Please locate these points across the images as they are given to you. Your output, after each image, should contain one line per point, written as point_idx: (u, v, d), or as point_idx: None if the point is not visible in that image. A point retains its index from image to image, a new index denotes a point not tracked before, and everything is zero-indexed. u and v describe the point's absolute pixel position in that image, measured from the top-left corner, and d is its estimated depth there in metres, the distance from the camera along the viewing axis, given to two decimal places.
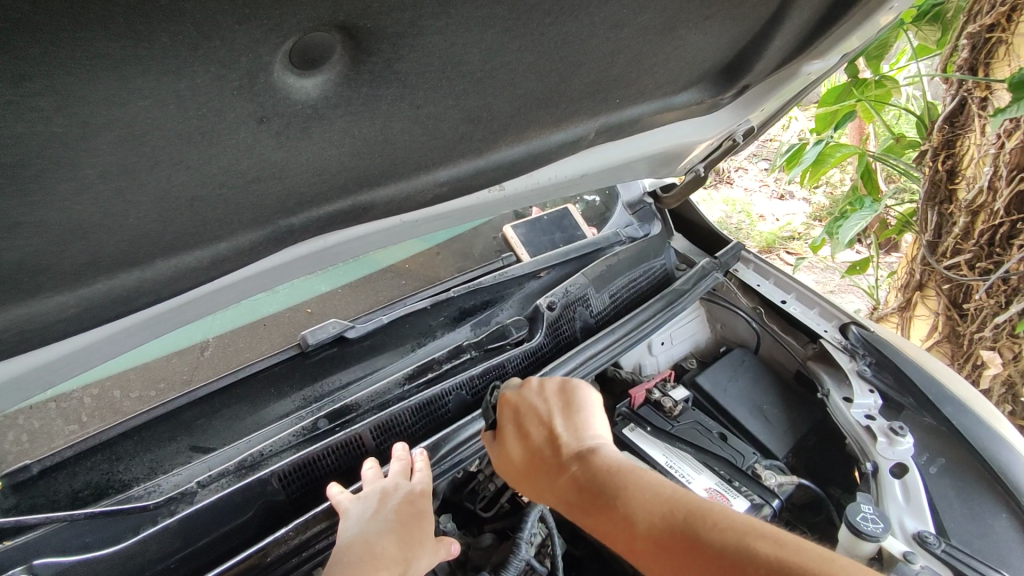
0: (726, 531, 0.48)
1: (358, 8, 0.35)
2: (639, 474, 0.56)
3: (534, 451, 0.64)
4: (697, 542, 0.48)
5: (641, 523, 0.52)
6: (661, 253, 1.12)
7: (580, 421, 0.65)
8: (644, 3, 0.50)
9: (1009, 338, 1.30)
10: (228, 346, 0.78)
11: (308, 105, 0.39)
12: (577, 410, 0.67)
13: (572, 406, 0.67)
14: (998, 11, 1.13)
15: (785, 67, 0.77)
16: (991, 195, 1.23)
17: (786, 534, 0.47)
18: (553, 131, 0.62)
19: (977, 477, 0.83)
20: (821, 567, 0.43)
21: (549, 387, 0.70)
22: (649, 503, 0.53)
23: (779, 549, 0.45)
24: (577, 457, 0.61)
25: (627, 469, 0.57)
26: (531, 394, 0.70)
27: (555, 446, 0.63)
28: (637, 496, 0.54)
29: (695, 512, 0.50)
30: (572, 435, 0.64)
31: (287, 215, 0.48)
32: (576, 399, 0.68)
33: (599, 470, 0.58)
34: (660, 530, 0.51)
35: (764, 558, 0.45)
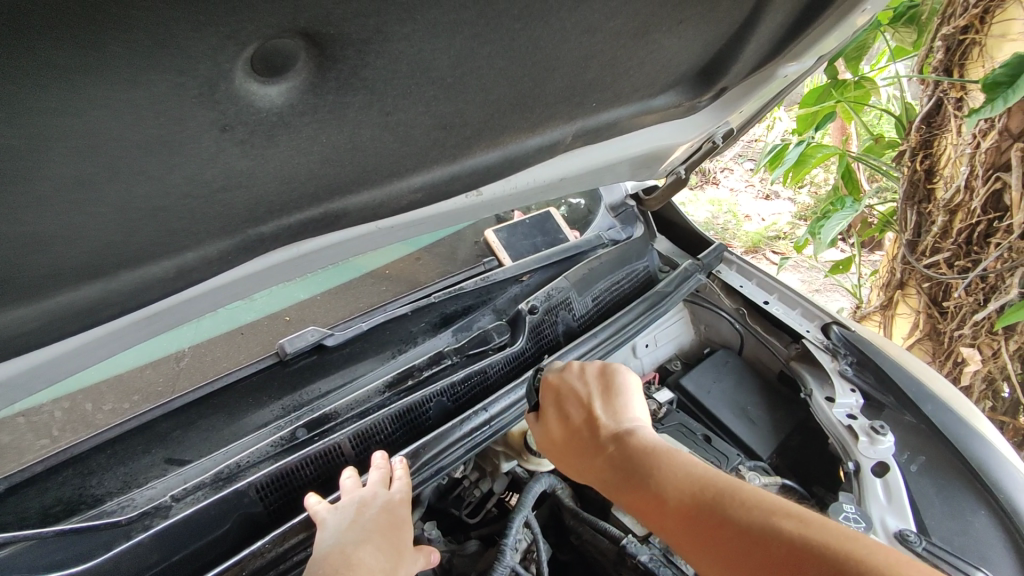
0: (753, 509, 0.52)
1: (320, 14, 0.35)
2: (672, 455, 0.61)
3: (573, 431, 0.69)
4: (725, 518, 0.52)
5: (673, 499, 0.57)
6: (644, 255, 1.12)
7: (617, 404, 0.70)
8: (615, 7, 0.50)
9: (989, 335, 1.31)
10: (205, 356, 0.77)
11: (273, 112, 0.39)
12: (615, 393, 0.72)
13: (609, 389, 0.73)
14: (971, 13, 1.15)
15: (762, 69, 0.77)
16: (968, 194, 1.25)
17: (810, 515, 0.51)
18: (529, 136, 0.61)
19: (957, 474, 0.83)
20: (842, 545, 0.47)
21: (589, 372, 0.75)
22: (681, 482, 0.58)
23: (802, 528, 0.49)
24: (613, 437, 0.66)
25: (660, 451, 0.62)
26: (571, 376, 0.75)
27: (591, 427, 0.68)
28: (670, 476, 0.59)
29: (725, 492, 0.55)
30: (608, 417, 0.69)
31: (256, 225, 0.47)
32: (613, 383, 0.73)
33: (633, 450, 0.63)
34: (691, 507, 0.55)
35: (787, 535, 0.49)
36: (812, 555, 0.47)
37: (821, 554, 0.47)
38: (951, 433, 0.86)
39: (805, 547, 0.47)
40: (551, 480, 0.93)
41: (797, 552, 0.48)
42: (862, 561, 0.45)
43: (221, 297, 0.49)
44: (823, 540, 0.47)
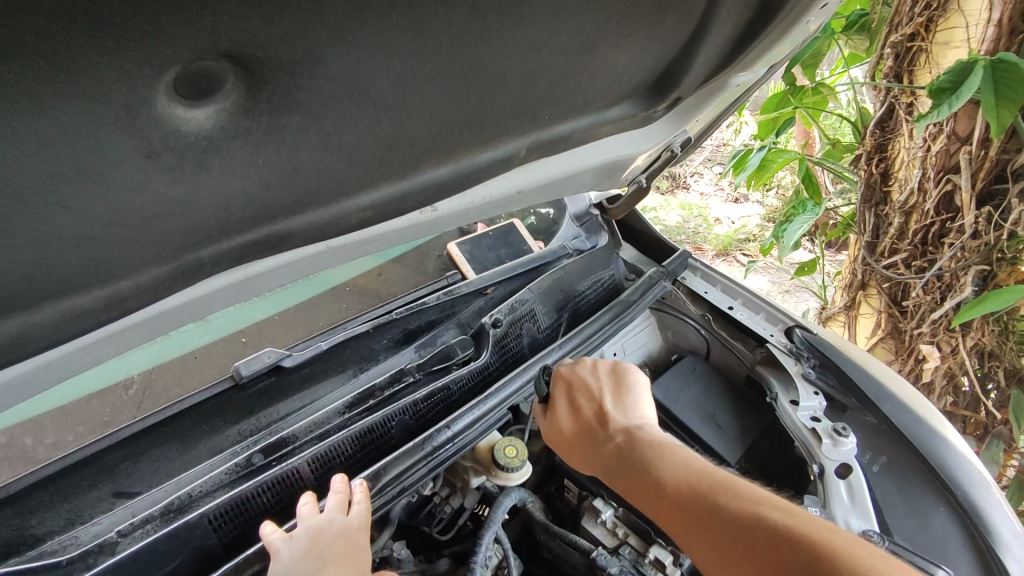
0: (745, 501, 0.58)
1: (244, 37, 0.34)
2: (674, 450, 0.67)
3: (582, 422, 0.74)
4: (718, 505, 0.58)
5: (672, 487, 0.62)
6: (609, 264, 1.12)
7: (627, 401, 0.76)
8: (558, 23, 0.50)
9: (947, 333, 1.35)
10: (156, 382, 0.74)
11: (201, 137, 0.38)
12: (625, 391, 0.77)
13: (620, 387, 0.78)
14: (917, 21, 1.19)
15: (714, 80, 0.77)
16: (921, 196, 1.28)
17: (796, 509, 0.57)
18: (481, 151, 0.60)
19: (918, 473, 0.85)
20: (820, 535, 0.52)
21: (601, 366, 0.80)
22: (681, 474, 0.63)
23: (788, 518, 0.55)
24: (622, 429, 0.71)
25: (663, 446, 0.68)
26: (584, 371, 0.80)
27: (601, 420, 0.73)
28: (672, 466, 0.64)
29: (721, 484, 0.60)
30: (618, 412, 0.74)
31: (191, 250, 0.45)
32: (624, 381, 0.78)
33: (640, 443, 0.68)
34: (689, 494, 0.61)
35: (774, 522, 0.55)
36: (794, 541, 0.52)
37: (801, 539, 0.52)
38: (912, 432, 0.88)
39: (788, 534, 0.53)
40: (521, 494, 0.92)
41: (780, 540, 0.53)
42: (838, 548, 0.51)
43: (162, 324, 0.47)
44: (804, 530, 0.53)
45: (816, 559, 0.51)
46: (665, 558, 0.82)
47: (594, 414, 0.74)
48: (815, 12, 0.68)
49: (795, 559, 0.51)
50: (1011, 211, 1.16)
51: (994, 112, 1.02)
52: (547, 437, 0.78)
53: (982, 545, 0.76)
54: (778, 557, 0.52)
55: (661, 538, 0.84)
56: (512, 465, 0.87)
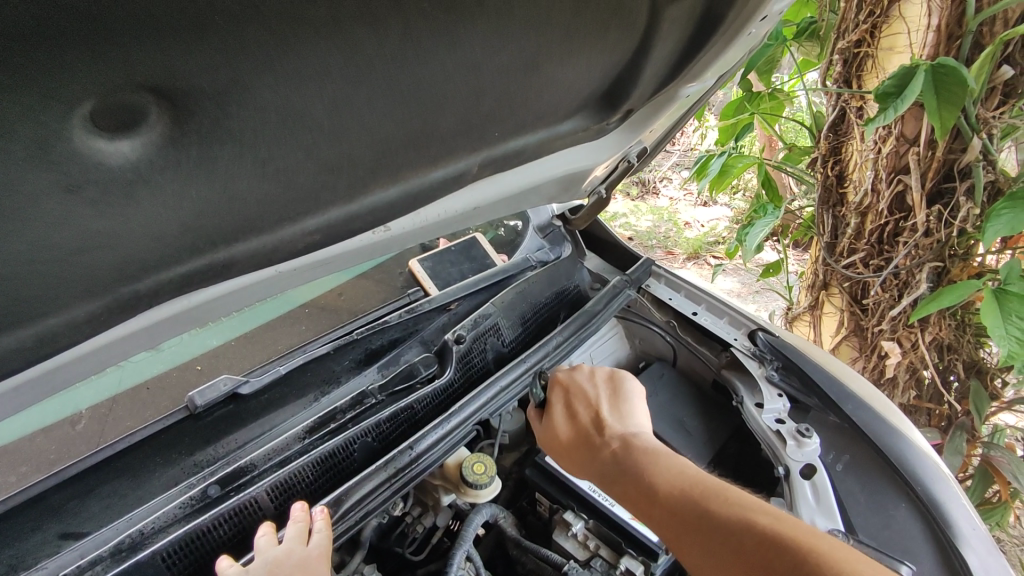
0: (734, 507, 0.58)
1: (158, 65, 0.35)
2: (667, 456, 0.67)
3: (579, 428, 0.74)
4: (709, 512, 0.58)
5: (665, 492, 0.62)
6: (573, 275, 1.13)
7: (623, 408, 0.76)
8: (495, 42, 0.51)
9: (906, 328, 1.38)
10: (105, 416, 0.72)
11: (128, 170, 0.38)
12: (621, 399, 0.77)
13: (616, 395, 0.78)
14: (862, 28, 1.23)
15: (663, 92, 0.78)
16: (875, 196, 1.32)
17: (784, 514, 0.57)
18: (431, 170, 0.60)
19: (879, 470, 0.86)
20: (807, 540, 0.53)
21: (598, 373, 0.80)
22: (674, 480, 0.63)
23: (777, 523, 0.55)
24: (618, 436, 0.71)
25: (657, 452, 0.68)
26: (581, 378, 0.80)
27: (598, 426, 0.73)
28: (667, 472, 0.64)
29: (713, 491, 0.61)
30: (614, 419, 0.74)
31: (125, 283, 0.43)
32: (620, 390, 0.79)
33: (635, 449, 0.68)
34: (681, 499, 0.61)
35: (764, 529, 0.55)
36: (783, 546, 0.53)
37: (789, 544, 0.53)
38: (873, 430, 0.90)
39: (777, 539, 0.54)
40: (492, 510, 0.92)
41: (769, 545, 0.54)
42: (826, 553, 0.51)
43: (99, 358, 0.45)
44: (791, 535, 0.54)
45: (801, 564, 0.51)
46: (636, 569, 0.81)
47: (591, 420, 0.75)
48: (756, 25, 0.70)
49: (783, 566, 0.52)
50: (959, 209, 1.21)
51: (937, 114, 1.05)
52: (543, 443, 0.77)
53: (942, 539, 0.77)
54: (767, 564, 0.53)
55: (632, 548, 0.84)
56: (480, 482, 0.86)
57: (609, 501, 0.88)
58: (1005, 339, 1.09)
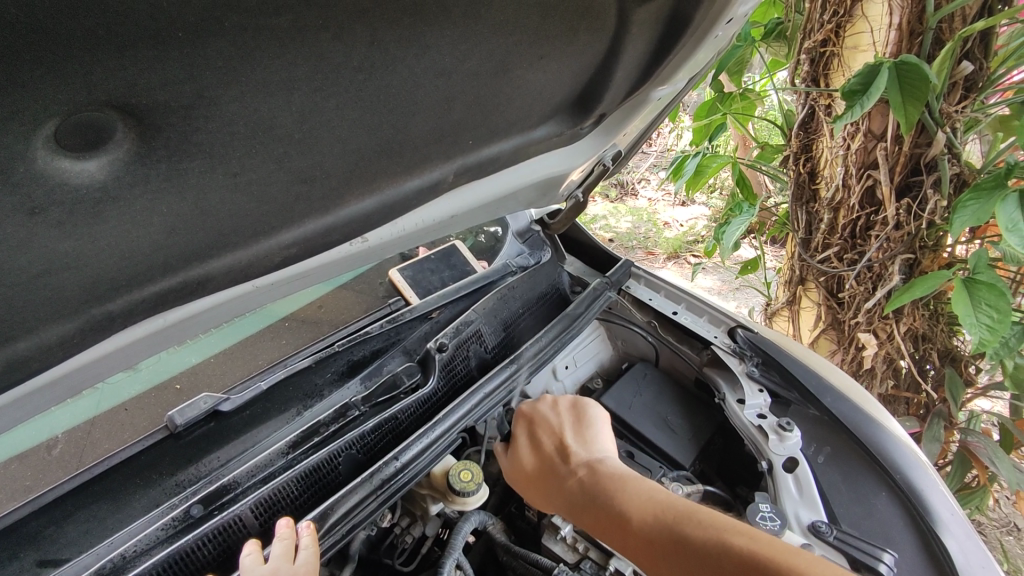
0: (707, 528, 0.59)
1: (119, 81, 0.34)
2: (634, 481, 0.69)
3: (545, 459, 0.77)
4: (682, 534, 0.60)
5: (637, 518, 0.64)
6: (553, 279, 1.13)
7: (587, 435, 0.79)
8: (464, 49, 0.52)
9: (881, 320, 1.41)
10: (82, 441, 0.70)
11: (94, 188, 0.38)
12: (585, 426, 0.81)
13: (580, 422, 0.81)
14: (827, 28, 1.25)
15: (635, 95, 0.78)
16: (846, 191, 1.34)
17: (757, 532, 0.58)
18: (406, 178, 0.60)
19: (860, 460, 0.88)
20: (783, 557, 0.54)
21: (561, 404, 0.84)
22: (645, 505, 0.65)
23: (751, 541, 0.56)
24: (584, 463, 0.73)
25: (624, 477, 0.70)
26: (545, 409, 0.84)
27: (564, 456, 0.76)
28: (634, 497, 0.66)
29: (683, 512, 0.62)
30: (578, 446, 0.77)
31: (97, 304, 0.43)
32: (584, 417, 0.82)
33: (600, 475, 0.71)
34: (652, 523, 0.62)
35: (738, 548, 0.56)
36: (756, 564, 0.54)
37: (764, 563, 0.53)
38: (852, 422, 0.91)
39: (752, 559, 0.54)
40: (481, 517, 0.91)
41: (744, 564, 0.54)
42: (803, 568, 0.52)
43: (71, 382, 0.45)
44: (766, 552, 0.54)
45: None
46: (625, 568, 0.81)
47: (556, 449, 0.77)
48: (722, 26, 0.70)
49: None
50: (927, 202, 1.24)
51: (903, 111, 1.08)
52: (512, 477, 0.80)
53: (924, 530, 0.78)
54: None
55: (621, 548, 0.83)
56: (467, 489, 0.85)
57: None
58: (976, 327, 1.12)
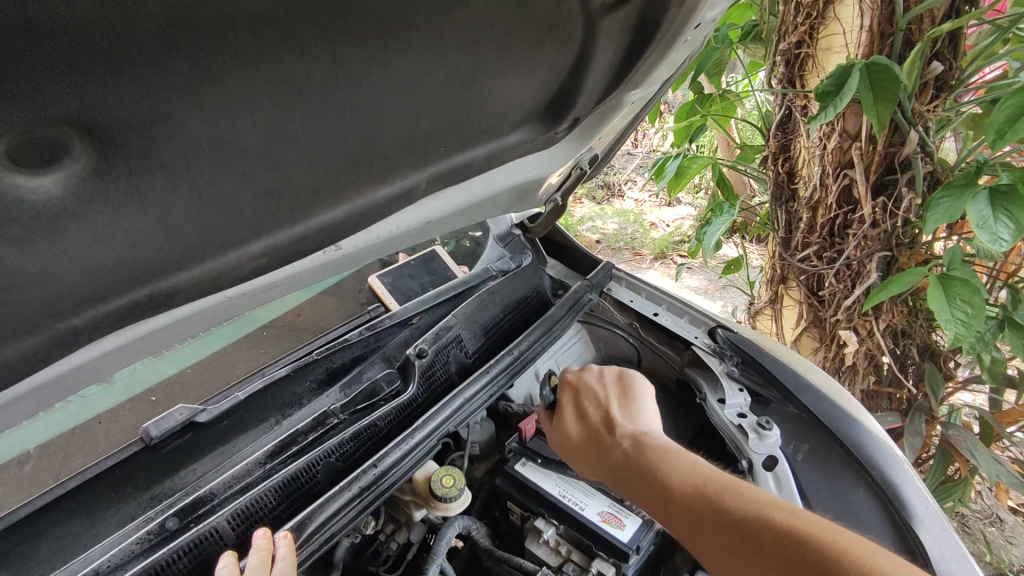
0: (748, 502, 0.60)
1: (75, 99, 0.34)
2: (679, 455, 0.70)
3: (590, 429, 0.78)
4: (723, 506, 0.61)
5: (679, 489, 0.65)
6: (535, 282, 1.14)
7: (632, 407, 0.80)
8: (430, 62, 0.52)
9: (861, 317, 1.43)
10: (55, 455, 0.70)
11: (52, 205, 0.37)
12: (631, 399, 0.82)
13: (626, 394, 0.82)
14: (801, 30, 1.27)
15: (608, 100, 0.79)
16: (824, 190, 1.36)
17: (797, 509, 0.59)
18: (378, 187, 0.61)
19: (837, 457, 0.89)
20: (822, 533, 0.55)
21: (606, 375, 0.85)
22: (689, 476, 0.66)
23: (790, 517, 0.58)
24: (629, 434, 0.74)
25: (669, 450, 0.71)
26: (590, 379, 0.85)
27: (609, 426, 0.77)
28: (679, 469, 0.67)
29: (725, 487, 0.63)
30: (624, 418, 0.78)
31: (60, 320, 0.43)
32: (629, 390, 0.83)
33: (646, 446, 0.72)
34: (695, 495, 0.64)
35: (778, 523, 0.57)
36: (796, 537, 0.55)
37: (803, 539, 0.55)
38: (830, 419, 0.92)
39: (792, 534, 0.56)
40: (464, 522, 0.91)
41: (784, 539, 0.56)
42: (842, 546, 0.53)
43: (37, 398, 0.45)
44: (805, 528, 0.56)
45: (817, 556, 0.53)
46: (608, 571, 0.81)
47: (601, 420, 0.79)
48: (690, 32, 0.71)
49: (799, 560, 0.54)
50: (901, 200, 1.26)
51: (875, 112, 1.09)
52: (557, 445, 0.81)
53: (899, 522, 0.80)
54: (782, 558, 0.55)
55: (602, 551, 0.83)
56: (449, 494, 0.85)
57: (579, 505, 0.88)
58: (951, 322, 1.14)
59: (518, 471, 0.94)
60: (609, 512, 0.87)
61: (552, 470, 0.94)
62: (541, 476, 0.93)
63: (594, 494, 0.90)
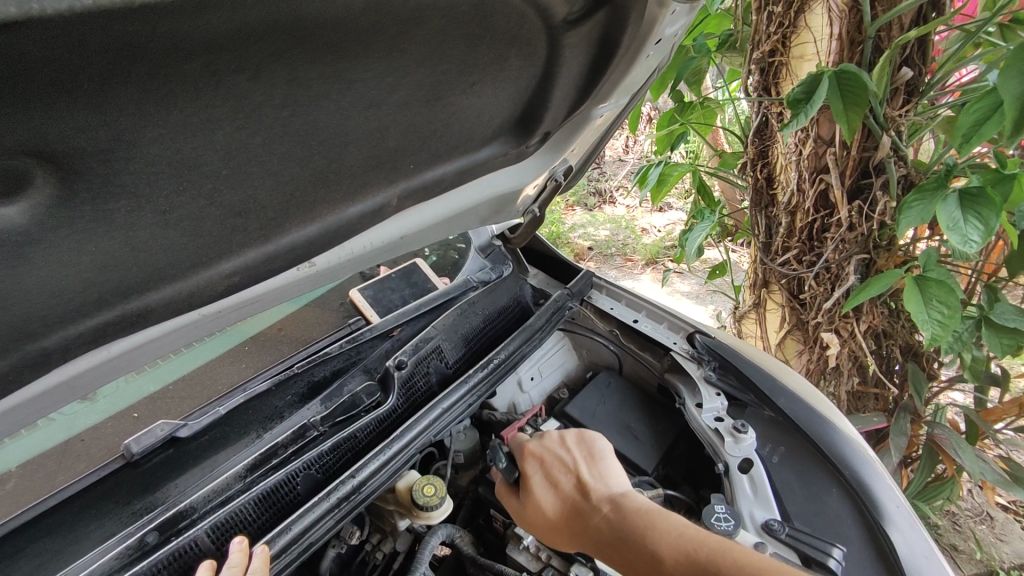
0: (742, 567, 0.61)
1: (31, 130, 0.36)
2: (661, 515, 0.70)
3: (565, 498, 0.77)
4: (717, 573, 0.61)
5: (669, 556, 0.65)
6: (516, 292, 1.16)
7: (600, 469, 0.80)
8: (390, 82, 0.54)
9: (842, 319, 1.44)
10: (36, 472, 0.71)
11: (16, 232, 0.39)
12: (596, 459, 0.82)
13: (591, 456, 0.82)
14: (773, 39, 1.30)
15: (577, 114, 0.81)
16: (801, 195, 1.38)
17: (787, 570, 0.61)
18: (348, 205, 0.63)
19: (813, 458, 0.90)
20: None
21: (567, 438, 0.85)
22: (676, 541, 0.66)
23: None
24: (607, 499, 0.74)
25: (649, 512, 0.71)
26: (554, 445, 0.84)
27: (584, 493, 0.77)
28: (665, 535, 0.67)
29: (717, 551, 0.64)
30: (596, 482, 0.78)
31: (33, 340, 0.45)
32: (592, 450, 0.83)
33: (628, 512, 0.71)
34: (689, 565, 0.64)
35: None
36: None
37: None
38: (805, 422, 0.94)
39: None
40: (447, 530, 0.92)
41: None
42: None
43: (25, 413, 0.47)
44: None
45: None
46: None
47: (575, 487, 0.78)
48: (653, 46, 0.70)
49: None
50: (876, 203, 1.28)
51: (845, 117, 1.11)
52: (531, 519, 0.79)
53: (871, 522, 0.81)
54: None
55: (582, 556, 0.84)
56: (431, 503, 0.86)
57: None
58: (928, 323, 1.15)
59: None
60: None
61: None
62: None
63: None
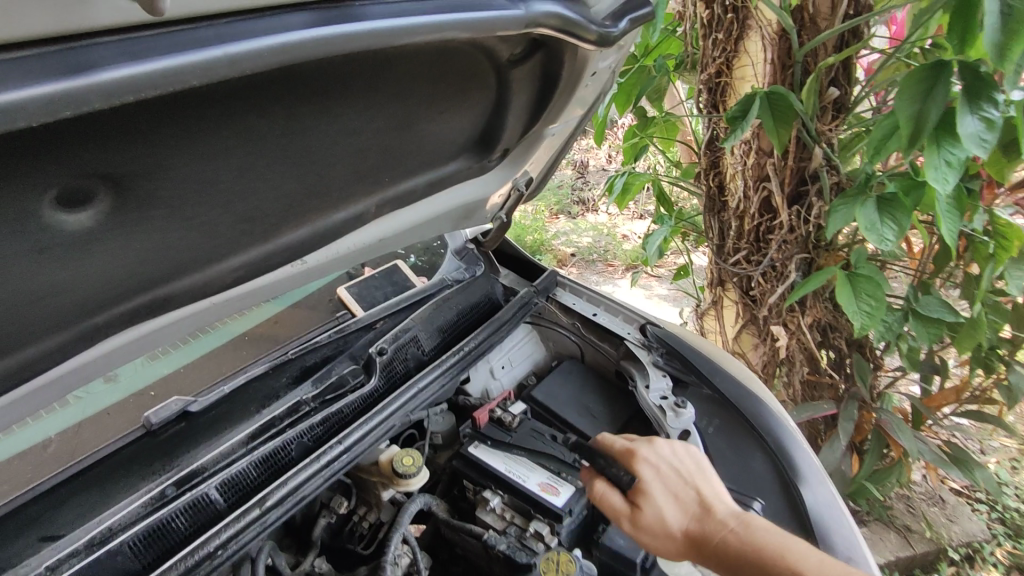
0: None
1: (102, 161, 0.49)
2: (789, 539, 0.76)
3: (687, 509, 0.81)
4: None
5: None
6: (488, 289, 1.29)
7: (712, 484, 0.84)
8: (368, 114, 0.68)
9: (788, 313, 1.60)
10: (71, 439, 0.84)
11: (84, 230, 0.53)
12: (703, 472, 0.86)
13: (699, 470, 0.86)
14: (718, 63, 1.45)
15: (531, 133, 0.94)
16: (746, 201, 1.53)
17: None
18: (334, 211, 0.77)
19: (743, 429, 1.04)
20: None
21: (676, 449, 0.88)
22: (813, 564, 0.72)
23: None
24: (734, 516, 0.78)
25: (776, 534, 0.76)
26: (666, 454, 0.87)
27: (707, 508, 0.80)
28: (808, 560, 0.73)
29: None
30: (715, 498, 0.82)
31: (89, 312, 0.60)
32: (698, 463, 0.87)
33: (758, 532, 0.76)
34: None
35: None
36: None
37: None
38: (737, 398, 1.08)
39: None
40: (426, 498, 1.05)
41: None
42: None
43: (83, 373, 0.63)
44: None
45: None
46: (542, 529, 0.96)
47: (697, 501, 0.81)
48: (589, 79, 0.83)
49: None
50: (812, 208, 1.43)
51: (776, 133, 1.26)
52: (646, 524, 0.80)
53: (786, 480, 0.95)
54: None
55: (540, 514, 0.98)
56: (409, 471, 0.99)
57: (522, 478, 1.02)
58: (857, 314, 1.28)
59: (472, 454, 1.07)
60: (547, 482, 1.01)
61: (500, 450, 1.07)
62: (490, 455, 1.06)
63: (536, 468, 1.04)
